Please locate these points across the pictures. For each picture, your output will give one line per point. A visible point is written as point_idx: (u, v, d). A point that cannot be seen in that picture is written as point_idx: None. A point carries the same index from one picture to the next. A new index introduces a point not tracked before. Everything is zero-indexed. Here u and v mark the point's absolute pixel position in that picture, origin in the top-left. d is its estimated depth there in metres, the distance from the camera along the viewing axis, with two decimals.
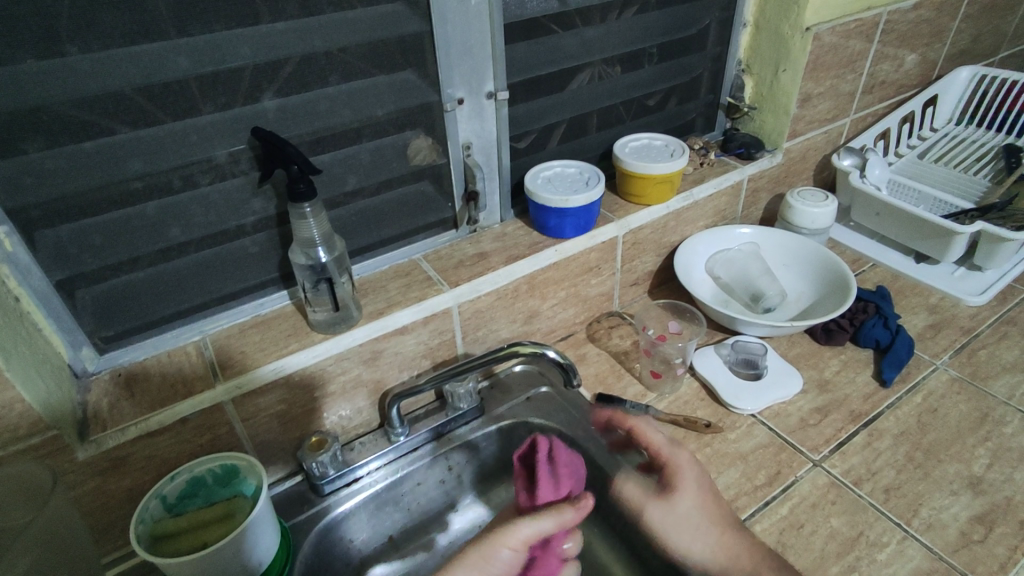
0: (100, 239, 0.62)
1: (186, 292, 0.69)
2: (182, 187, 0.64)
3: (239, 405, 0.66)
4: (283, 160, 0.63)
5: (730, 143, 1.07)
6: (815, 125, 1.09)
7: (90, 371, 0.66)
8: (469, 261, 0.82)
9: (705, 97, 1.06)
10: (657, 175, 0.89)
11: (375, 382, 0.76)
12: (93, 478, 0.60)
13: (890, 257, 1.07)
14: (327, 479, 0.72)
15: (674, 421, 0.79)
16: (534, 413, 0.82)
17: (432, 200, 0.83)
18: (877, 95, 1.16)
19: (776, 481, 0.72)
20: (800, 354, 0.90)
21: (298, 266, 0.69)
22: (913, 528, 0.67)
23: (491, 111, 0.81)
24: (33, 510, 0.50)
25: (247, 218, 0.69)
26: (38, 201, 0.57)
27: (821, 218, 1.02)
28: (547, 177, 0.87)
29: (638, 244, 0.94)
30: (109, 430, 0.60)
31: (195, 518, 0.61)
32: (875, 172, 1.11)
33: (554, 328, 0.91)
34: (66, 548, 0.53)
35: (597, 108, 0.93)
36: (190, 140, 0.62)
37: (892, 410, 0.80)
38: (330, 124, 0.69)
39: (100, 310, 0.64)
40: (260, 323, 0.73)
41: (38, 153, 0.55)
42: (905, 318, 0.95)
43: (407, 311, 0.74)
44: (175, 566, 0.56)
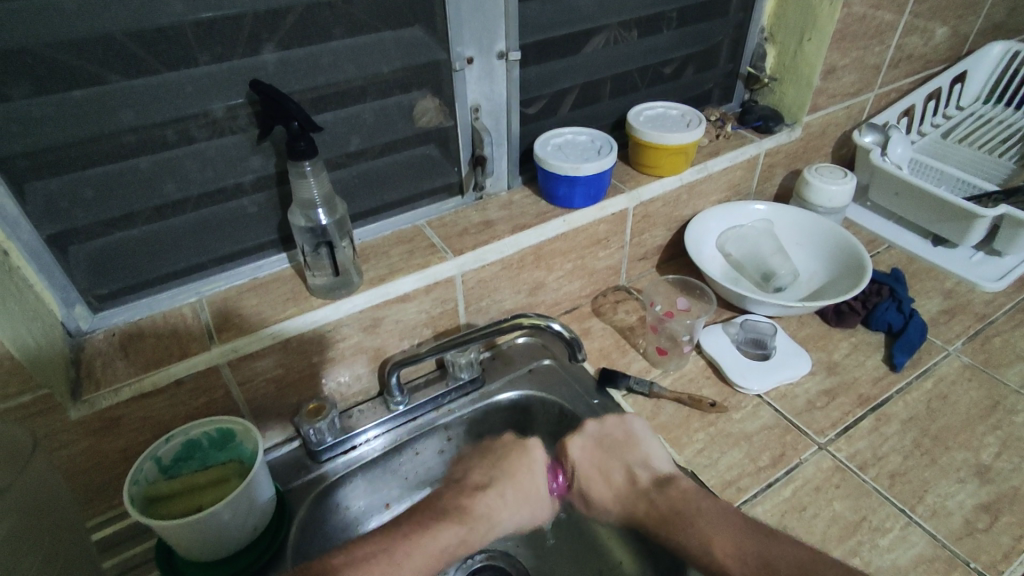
0: (92, 193, 0.59)
1: (181, 252, 0.67)
2: (177, 142, 0.61)
3: (236, 369, 0.65)
4: (284, 116, 0.60)
5: (748, 115, 1.03)
6: (838, 99, 1.04)
7: (84, 330, 0.64)
8: (475, 229, 0.80)
9: (724, 66, 1.02)
10: (672, 145, 0.85)
11: (375, 349, 0.74)
12: (86, 438, 0.59)
13: (906, 239, 1.04)
14: (324, 446, 0.71)
15: (678, 399, 0.78)
16: (536, 386, 0.81)
17: (437, 164, 0.80)
18: (904, 70, 1.11)
19: (780, 463, 0.71)
20: (809, 335, 0.88)
21: (298, 229, 0.66)
22: (917, 515, 0.66)
23: (502, 73, 0.77)
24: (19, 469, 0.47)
25: (245, 175, 0.66)
26: (26, 150, 0.54)
27: (838, 196, 0.99)
28: (557, 144, 0.84)
29: (649, 217, 0.91)
30: (102, 390, 0.59)
31: (189, 482, 0.60)
32: (897, 151, 1.07)
33: (559, 300, 0.89)
34: (50, 522, 0.48)
35: (612, 73, 0.89)
36: (186, 91, 0.59)
37: (902, 395, 0.79)
38: (334, 79, 0.66)
39: (93, 267, 0.62)
40: (258, 286, 0.71)
41: (25, 100, 0.53)
42: (918, 302, 0.93)
43: (409, 279, 0.72)
44: (170, 528, 0.55)
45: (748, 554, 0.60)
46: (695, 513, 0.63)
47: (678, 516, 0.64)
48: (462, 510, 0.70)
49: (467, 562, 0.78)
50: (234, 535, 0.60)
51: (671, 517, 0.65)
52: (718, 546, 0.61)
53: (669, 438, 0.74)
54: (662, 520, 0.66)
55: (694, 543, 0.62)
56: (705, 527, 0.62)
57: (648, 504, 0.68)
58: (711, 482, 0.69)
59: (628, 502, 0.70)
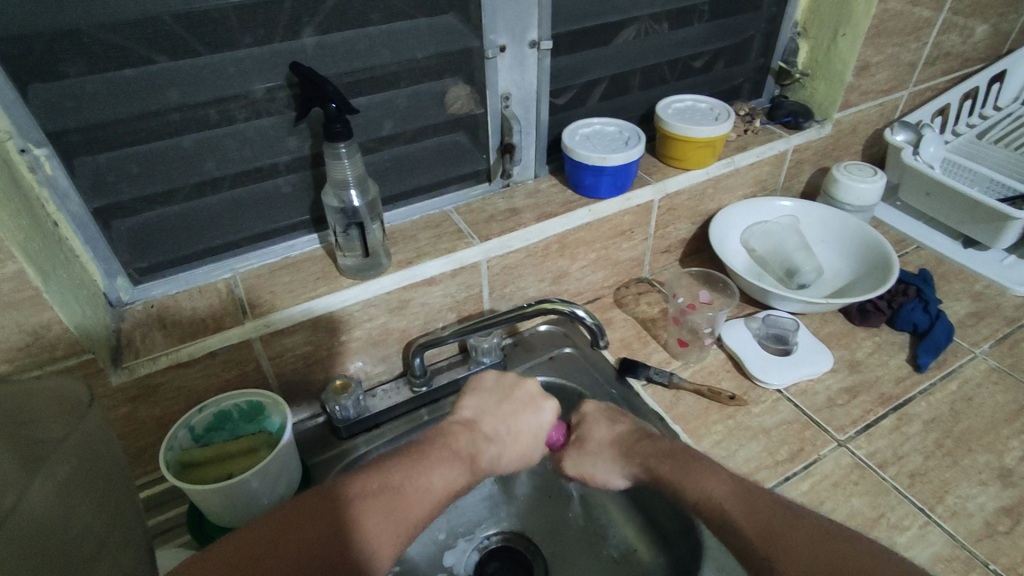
0: (137, 168, 0.61)
1: (217, 230, 0.69)
2: (219, 122, 0.63)
3: (267, 343, 0.67)
4: (321, 99, 0.61)
5: (777, 111, 1.02)
6: (870, 96, 1.03)
7: (124, 301, 0.66)
8: (501, 216, 0.81)
9: (755, 61, 1.01)
10: (700, 138, 0.86)
11: (400, 331, 0.76)
12: (125, 404, 0.62)
13: (936, 240, 1.02)
14: (349, 423, 0.73)
15: (698, 390, 0.78)
16: (556, 373, 0.82)
17: (466, 151, 0.81)
18: (940, 68, 1.09)
19: (798, 458, 0.71)
20: (832, 333, 0.87)
21: (330, 209, 0.68)
22: (936, 515, 0.66)
23: (533, 62, 0.78)
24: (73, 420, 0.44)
25: (282, 156, 0.68)
26: (77, 126, 0.57)
27: (867, 195, 0.98)
28: (585, 135, 0.84)
29: (674, 210, 0.91)
30: (141, 358, 0.61)
31: (220, 451, 0.63)
32: (930, 150, 1.06)
33: (581, 290, 0.90)
34: (108, 474, 0.45)
35: (643, 65, 0.90)
36: (228, 72, 0.60)
37: (924, 396, 0.78)
38: (369, 64, 0.67)
39: (135, 241, 0.65)
40: (290, 265, 0.72)
41: (78, 77, 0.55)
42: (946, 304, 0.91)
43: (436, 263, 0.73)
44: (202, 492, 0.57)
45: (742, 492, 0.57)
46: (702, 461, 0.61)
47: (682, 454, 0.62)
48: (473, 451, 0.65)
49: (482, 542, 0.79)
50: (260, 505, 0.62)
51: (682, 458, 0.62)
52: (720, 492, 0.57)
53: (687, 428, 0.75)
54: (664, 455, 0.63)
55: (693, 473, 0.60)
56: (707, 467, 0.60)
57: (647, 445, 0.65)
58: None
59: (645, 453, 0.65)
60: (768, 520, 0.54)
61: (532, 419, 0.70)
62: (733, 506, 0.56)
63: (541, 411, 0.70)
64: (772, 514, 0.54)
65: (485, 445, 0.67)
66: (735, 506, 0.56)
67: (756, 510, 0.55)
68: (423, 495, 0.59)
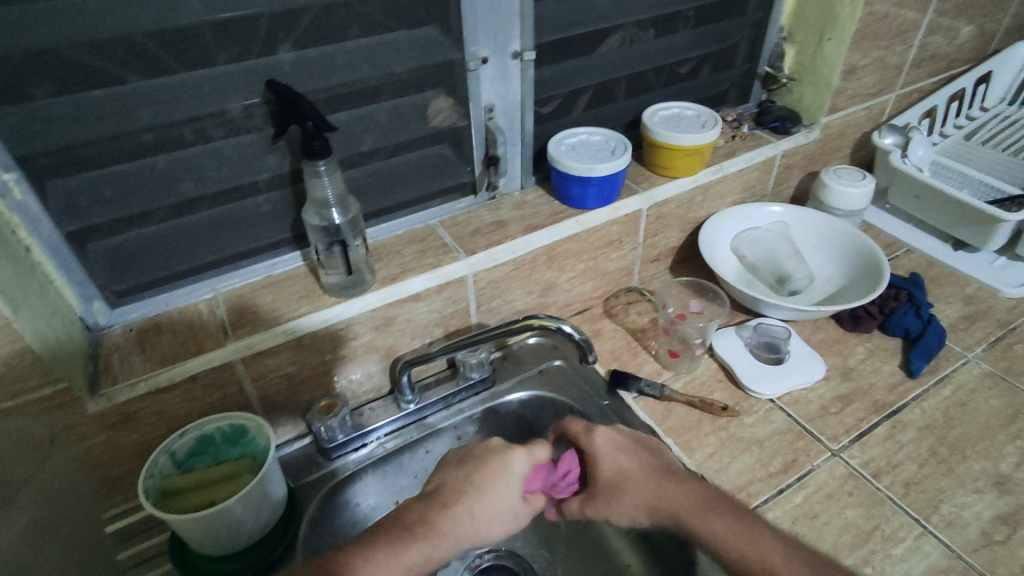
0: (111, 191, 0.60)
1: (197, 250, 0.68)
2: (195, 141, 0.62)
3: (249, 365, 0.66)
4: (299, 116, 0.60)
5: (765, 116, 1.02)
6: (857, 99, 1.03)
7: (102, 325, 0.65)
8: (487, 229, 0.80)
9: (741, 66, 1.01)
10: (687, 147, 0.85)
11: (387, 348, 0.75)
12: (103, 431, 0.61)
13: (926, 243, 1.02)
14: (336, 443, 0.72)
15: (689, 402, 0.77)
16: (547, 387, 0.81)
17: (451, 164, 0.80)
18: (927, 70, 1.09)
19: (792, 469, 0.70)
20: (824, 340, 0.87)
21: (312, 228, 0.67)
22: (932, 525, 0.65)
23: (516, 72, 0.77)
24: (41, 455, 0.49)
25: (261, 174, 0.67)
26: (47, 148, 0.55)
27: (856, 199, 0.98)
28: (571, 145, 0.84)
29: (662, 219, 0.90)
30: (119, 384, 0.60)
31: (203, 477, 0.61)
32: (918, 153, 1.05)
33: (570, 301, 0.89)
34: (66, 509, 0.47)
35: (628, 73, 0.89)
36: (203, 91, 0.59)
37: (918, 402, 0.77)
38: (348, 79, 0.66)
39: (111, 263, 0.64)
40: (272, 284, 0.71)
41: (46, 99, 0.54)
42: (938, 308, 0.91)
43: (421, 279, 0.72)
44: (183, 521, 0.56)
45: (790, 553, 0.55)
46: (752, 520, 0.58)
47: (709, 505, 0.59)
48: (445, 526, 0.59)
49: (474, 560, 0.78)
50: (244, 531, 0.61)
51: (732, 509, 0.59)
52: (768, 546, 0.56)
53: (679, 441, 0.74)
54: (695, 505, 0.59)
55: (728, 527, 0.57)
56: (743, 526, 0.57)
57: (678, 484, 0.61)
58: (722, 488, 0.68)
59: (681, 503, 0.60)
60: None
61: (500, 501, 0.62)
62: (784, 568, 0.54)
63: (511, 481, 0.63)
64: (825, 569, 0.54)
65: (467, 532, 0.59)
66: (786, 568, 0.54)
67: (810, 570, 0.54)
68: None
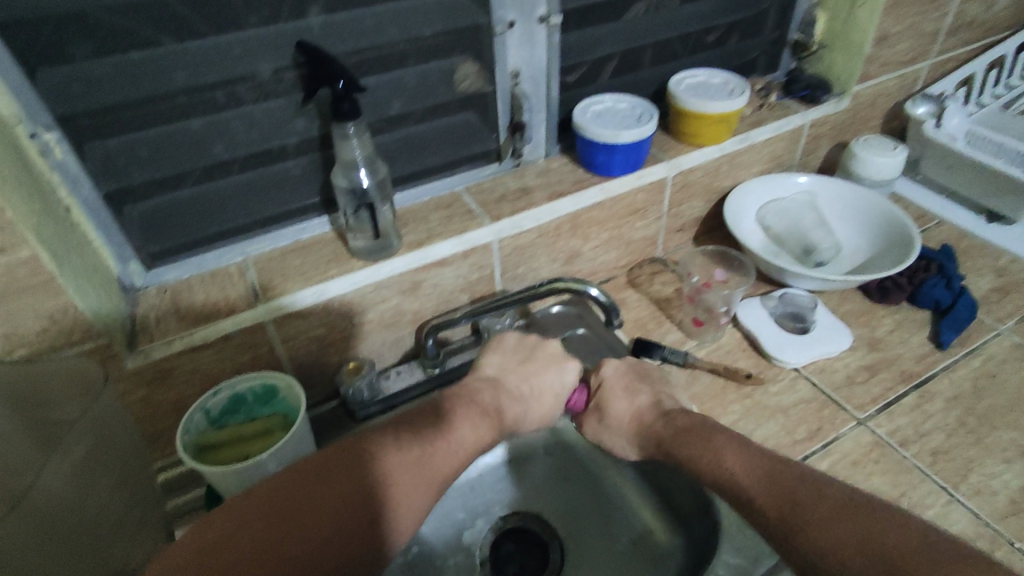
0: (146, 152, 0.61)
1: (228, 213, 0.69)
2: (226, 104, 0.62)
3: (280, 327, 0.67)
4: (328, 78, 0.60)
5: (794, 84, 0.99)
6: (890, 67, 1.00)
7: (138, 286, 0.66)
8: (512, 196, 0.80)
9: (770, 34, 0.98)
10: (714, 114, 0.84)
11: (413, 313, 0.76)
12: (141, 387, 0.62)
13: (958, 215, 1.00)
14: (362, 404, 0.73)
15: (714, 369, 0.77)
16: (570, 354, 0.81)
17: (476, 131, 0.80)
18: (963, 37, 1.05)
19: (817, 436, 0.70)
20: (851, 310, 0.86)
21: (341, 191, 0.67)
22: (959, 493, 0.65)
23: (543, 37, 0.76)
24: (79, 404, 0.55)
25: (291, 138, 0.67)
26: (86, 109, 0.56)
27: (887, 168, 0.96)
28: (597, 112, 0.83)
29: (688, 187, 0.90)
30: (155, 342, 0.61)
31: (235, 433, 0.63)
32: (953, 122, 1.02)
33: (594, 270, 0.89)
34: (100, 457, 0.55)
35: (655, 40, 0.88)
36: (234, 53, 0.60)
37: (947, 373, 0.77)
38: (376, 43, 0.66)
39: (146, 226, 0.65)
40: (301, 248, 0.72)
41: (85, 59, 0.54)
42: (969, 279, 0.89)
43: (447, 244, 0.73)
44: (218, 474, 0.58)
45: (760, 469, 0.55)
46: (715, 430, 0.60)
47: (696, 433, 0.61)
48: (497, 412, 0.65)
49: (496, 522, 0.79)
50: None
51: (692, 432, 0.61)
52: (729, 459, 0.57)
53: (703, 408, 0.74)
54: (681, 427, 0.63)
55: (705, 460, 0.58)
56: (722, 443, 0.58)
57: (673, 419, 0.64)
58: None
59: (646, 420, 0.66)
60: (785, 500, 0.52)
61: (556, 379, 0.70)
62: (749, 481, 0.55)
63: (564, 370, 0.70)
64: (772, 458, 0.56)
65: (510, 402, 0.67)
66: (745, 474, 0.55)
67: (774, 482, 0.54)
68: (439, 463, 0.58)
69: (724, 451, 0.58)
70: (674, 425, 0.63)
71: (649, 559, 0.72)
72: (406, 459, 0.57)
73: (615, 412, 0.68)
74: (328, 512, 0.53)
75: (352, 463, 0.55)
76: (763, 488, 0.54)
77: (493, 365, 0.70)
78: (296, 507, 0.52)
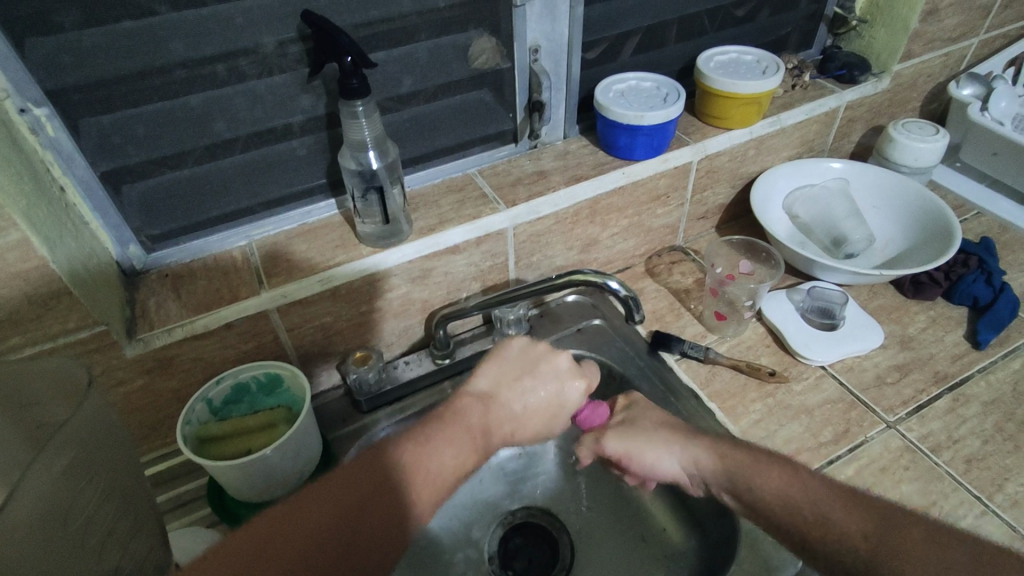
0: (144, 130, 0.58)
1: (230, 195, 0.66)
2: (227, 79, 0.59)
3: (284, 315, 0.64)
4: (335, 52, 0.56)
5: (830, 63, 0.93)
6: (934, 46, 0.94)
7: (138, 269, 0.64)
8: (528, 179, 0.76)
9: (806, 8, 0.92)
10: (745, 95, 0.78)
11: (423, 301, 0.73)
12: (141, 376, 0.60)
13: (999, 206, 0.94)
14: (368, 395, 0.71)
15: (735, 366, 0.74)
16: (585, 346, 0.78)
17: (491, 110, 0.76)
18: (1014, 13, 0.98)
19: (844, 440, 0.67)
20: (882, 306, 0.81)
21: (348, 172, 0.64)
22: (994, 504, 0.61)
23: (565, 10, 0.71)
24: (68, 409, 0.36)
25: (296, 116, 0.64)
26: (78, 83, 0.53)
27: (926, 155, 0.91)
28: (620, 91, 0.78)
29: (713, 172, 0.85)
30: (156, 330, 0.59)
31: (238, 425, 0.60)
32: (1001, 106, 0.95)
33: (611, 259, 0.85)
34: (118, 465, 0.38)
35: (683, 13, 0.82)
36: (236, 23, 0.56)
37: (984, 375, 0.73)
38: (387, 14, 0.62)
39: (146, 206, 0.62)
40: (307, 232, 0.69)
41: (74, 28, 0.51)
42: (1010, 275, 0.84)
43: (459, 231, 0.69)
44: (221, 468, 0.55)
45: (839, 492, 0.50)
46: (770, 454, 0.55)
47: (753, 458, 0.55)
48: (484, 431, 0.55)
49: (507, 517, 0.76)
50: (280, 479, 0.60)
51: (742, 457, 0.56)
52: (771, 480, 0.53)
53: (723, 406, 0.71)
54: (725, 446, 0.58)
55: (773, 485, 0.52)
56: (783, 468, 0.53)
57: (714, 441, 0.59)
58: None
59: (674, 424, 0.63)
60: (882, 526, 0.46)
61: (556, 392, 0.63)
62: (832, 507, 0.49)
63: (567, 388, 0.64)
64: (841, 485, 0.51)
65: (501, 423, 0.58)
66: (832, 501, 0.49)
67: (856, 506, 0.48)
68: (436, 477, 0.48)
69: (794, 478, 0.52)
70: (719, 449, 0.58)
71: (660, 559, 0.70)
72: (412, 470, 0.47)
73: (643, 418, 0.65)
74: (311, 544, 0.41)
75: (348, 475, 0.45)
76: (851, 513, 0.48)
77: (488, 377, 0.60)
78: (275, 544, 0.40)
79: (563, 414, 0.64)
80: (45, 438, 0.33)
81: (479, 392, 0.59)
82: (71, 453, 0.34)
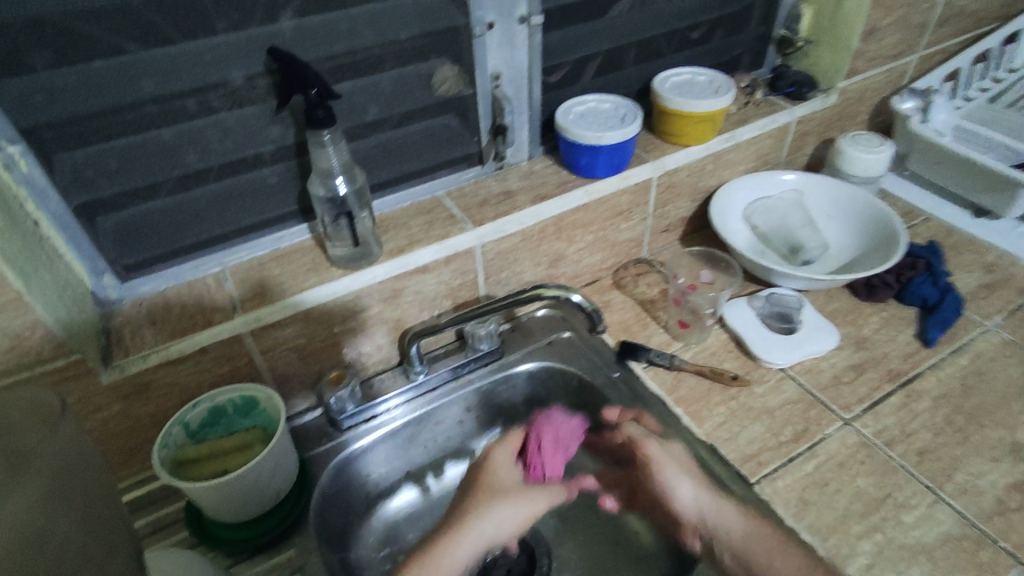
0: (116, 163, 0.60)
1: (204, 224, 0.67)
2: (197, 113, 0.61)
3: (258, 338, 0.66)
4: (301, 85, 0.59)
5: (780, 81, 0.98)
6: (876, 62, 0.99)
7: (113, 299, 0.66)
8: (494, 200, 0.79)
9: (755, 29, 0.97)
10: (700, 113, 0.83)
11: (395, 320, 0.75)
12: (118, 403, 0.62)
13: (945, 211, 1.00)
14: (346, 414, 0.72)
15: (700, 372, 0.77)
16: (555, 358, 0.80)
17: (457, 134, 0.79)
18: (949, 30, 1.04)
19: (803, 438, 0.70)
20: (838, 309, 0.85)
21: (318, 199, 0.66)
22: (945, 493, 0.64)
23: (523, 38, 0.75)
24: (41, 435, 0.38)
25: (265, 146, 0.66)
26: (51, 120, 0.55)
27: (874, 166, 0.96)
28: (580, 113, 0.82)
29: (672, 187, 0.89)
30: (131, 356, 0.61)
31: (214, 447, 0.62)
32: (941, 117, 1.03)
33: (578, 273, 0.88)
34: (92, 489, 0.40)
35: (638, 38, 0.87)
36: (205, 59, 0.58)
37: (934, 371, 0.76)
38: (351, 47, 0.65)
39: (120, 238, 0.64)
40: (279, 257, 0.71)
41: (47, 69, 0.53)
42: (956, 276, 0.89)
43: (428, 251, 0.72)
44: (198, 489, 0.57)
45: None
46: (782, 543, 0.59)
47: (762, 545, 0.59)
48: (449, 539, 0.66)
49: None
50: (256, 500, 0.61)
51: (750, 545, 0.60)
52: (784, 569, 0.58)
53: (689, 411, 0.73)
54: (745, 518, 0.61)
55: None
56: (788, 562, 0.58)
57: (739, 512, 0.61)
58: (731, 456, 0.68)
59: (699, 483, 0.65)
60: None
61: (495, 475, 0.71)
62: None
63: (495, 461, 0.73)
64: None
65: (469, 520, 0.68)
66: None
67: None
68: None
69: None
70: (733, 522, 0.61)
71: (633, 560, 0.72)
72: None
73: (670, 471, 0.65)
74: None
75: None
76: None
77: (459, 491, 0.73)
78: None
79: (500, 481, 0.71)
80: (19, 461, 0.35)
81: (463, 516, 0.68)
82: (43, 476, 0.36)
